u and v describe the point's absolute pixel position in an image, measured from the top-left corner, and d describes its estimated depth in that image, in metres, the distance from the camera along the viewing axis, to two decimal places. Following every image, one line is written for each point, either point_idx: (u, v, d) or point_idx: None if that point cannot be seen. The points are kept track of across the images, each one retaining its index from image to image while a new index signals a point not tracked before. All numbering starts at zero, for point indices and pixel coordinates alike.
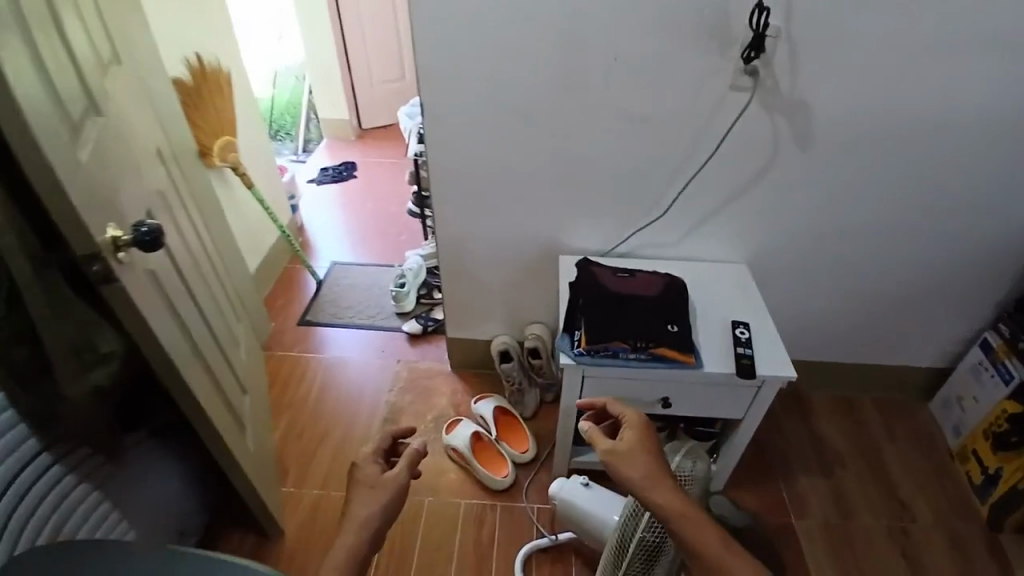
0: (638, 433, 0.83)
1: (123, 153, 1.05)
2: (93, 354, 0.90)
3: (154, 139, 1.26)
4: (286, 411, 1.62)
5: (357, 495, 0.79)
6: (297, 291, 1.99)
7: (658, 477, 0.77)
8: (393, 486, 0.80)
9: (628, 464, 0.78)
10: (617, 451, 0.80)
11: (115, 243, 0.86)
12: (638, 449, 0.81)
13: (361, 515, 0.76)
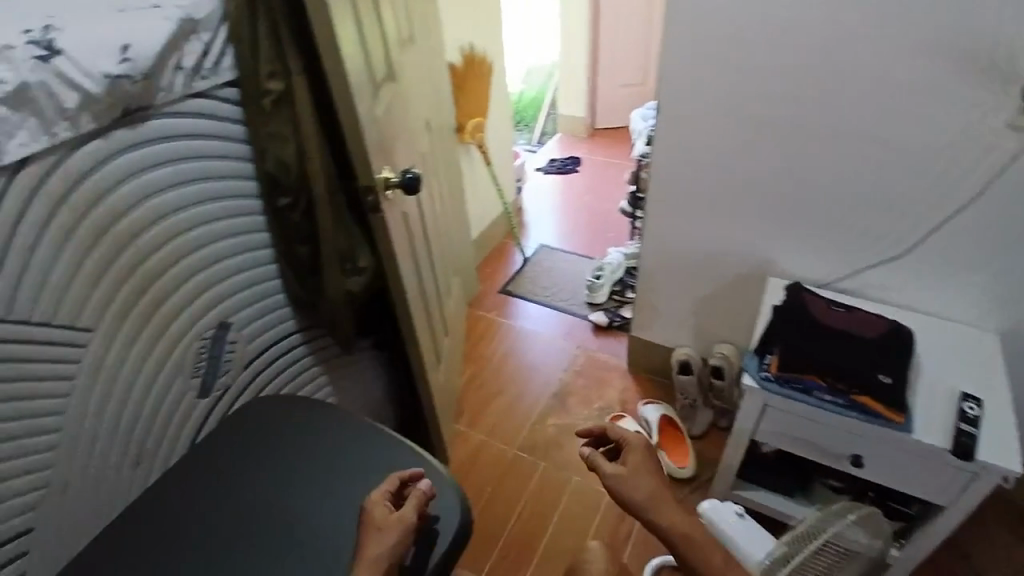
0: (641, 456, 0.94)
1: (404, 116, 1.28)
2: (352, 265, 1.11)
3: (425, 110, 1.50)
4: (473, 363, 1.81)
5: (368, 538, 0.80)
6: (504, 263, 2.19)
7: (659, 496, 0.90)
8: (404, 526, 0.81)
9: (636, 485, 0.90)
10: (624, 474, 0.92)
11: (386, 181, 1.07)
12: (640, 471, 0.92)
13: (372, 555, 0.77)
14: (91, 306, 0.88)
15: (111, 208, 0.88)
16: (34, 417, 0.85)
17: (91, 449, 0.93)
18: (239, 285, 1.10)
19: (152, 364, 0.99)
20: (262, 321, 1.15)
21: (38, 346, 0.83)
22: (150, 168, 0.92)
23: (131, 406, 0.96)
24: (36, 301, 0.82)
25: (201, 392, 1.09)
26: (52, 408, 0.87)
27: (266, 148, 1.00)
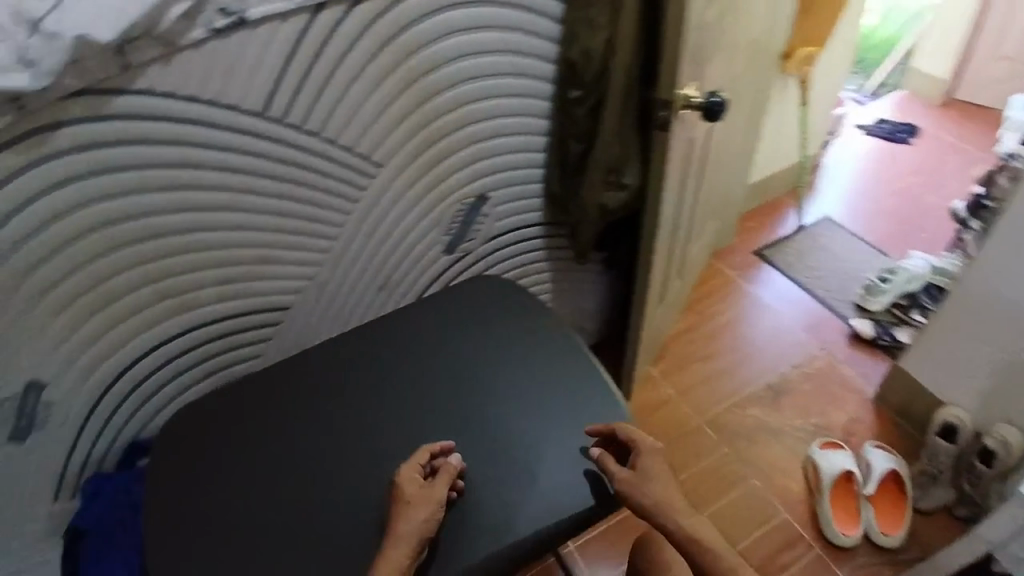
0: (651, 460, 0.86)
1: (732, 30, 1.12)
2: (616, 179, 1.06)
3: (757, 29, 1.29)
4: (694, 315, 1.67)
5: (397, 516, 0.79)
6: (772, 222, 1.89)
7: (675, 506, 0.83)
8: (430, 503, 0.80)
9: (654, 493, 0.83)
10: (636, 484, 0.83)
11: (685, 102, 0.95)
12: (658, 478, 0.85)
13: (403, 531, 0.77)
14: (387, 142, 1.00)
15: (424, 58, 0.96)
16: (323, 221, 1.01)
17: (351, 264, 1.09)
18: (507, 164, 1.14)
19: (417, 210, 1.10)
20: (517, 204, 1.19)
21: (341, 162, 0.97)
22: (463, 29, 0.97)
23: (391, 237, 1.10)
24: (348, 125, 0.95)
25: (448, 248, 1.19)
26: (337, 219, 1.03)
27: (577, 35, 0.99)
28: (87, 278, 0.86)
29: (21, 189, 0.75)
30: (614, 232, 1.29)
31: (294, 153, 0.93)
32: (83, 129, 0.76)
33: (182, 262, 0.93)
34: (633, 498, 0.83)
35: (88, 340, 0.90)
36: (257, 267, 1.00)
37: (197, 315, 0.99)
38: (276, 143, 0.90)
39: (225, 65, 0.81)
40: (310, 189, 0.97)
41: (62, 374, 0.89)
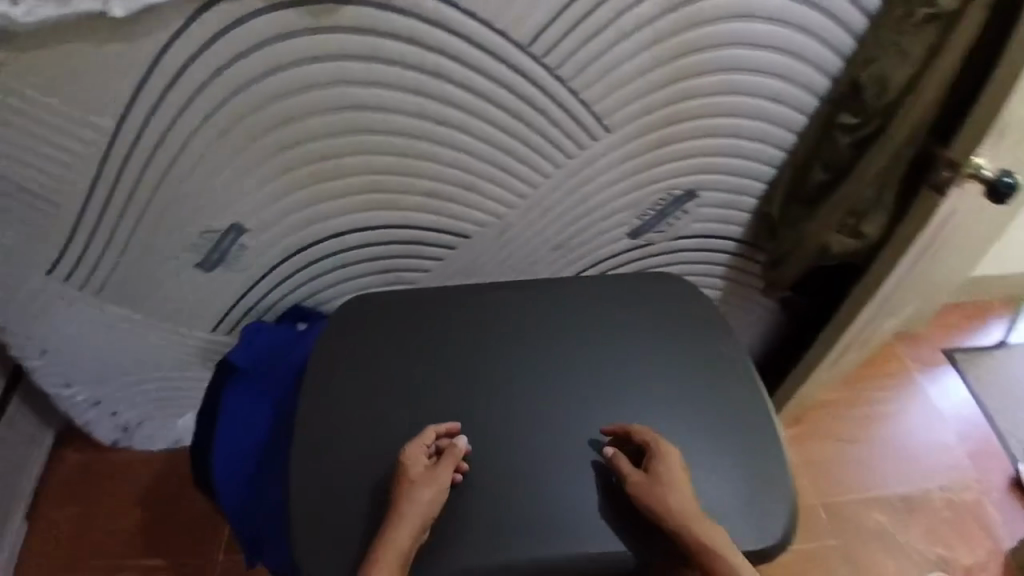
0: (667, 465, 0.82)
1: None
2: (853, 225, 1.01)
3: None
4: (848, 392, 1.52)
5: (403, 497, 0.80)
6: (978, 325, 1.65)
7: (692, 515, 0.78)
8: (432, 486, 0.81)
9: (668, 501, 0.79)
10: (649, 489, 0.80)
11: (975, 171, 0.88)
12: (674, 485, 0.80)
13: (405, 517, 0.78)
14: (622, 112, 0.98)
15: (697, 38, 0.93)
16: (529, 168, 1.03)
17: (540, 219, 1.10)
18: (728, 170, 1.08)
19: (622, 189, 1.07)
20: (721, 212, 1.13)
21: (569, 117, 0.98)
22: (751, 18, 0.93)
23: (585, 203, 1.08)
24: (595, 84, 0.95)
25: (631, 233, 1.14)
26: (544, 172, 1.04)
27: (877, 58, 0.94)
28: (308, 133, 0.96)
29: (297, 42, 0.87)
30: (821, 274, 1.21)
31: (530, 93, 0.95)
32: (366, 12, 0.85)
33: (396, 159, 1.00)
34: (648, 504, 0.79)
35: (294, 186, 1.02)
36: (459, 190, 1.05)
37: (388, 215, 1.08)
38: (516, 81, 0.94)
39: None
40: (530, 133, 1.00)
41: (258, 207, 1.03)
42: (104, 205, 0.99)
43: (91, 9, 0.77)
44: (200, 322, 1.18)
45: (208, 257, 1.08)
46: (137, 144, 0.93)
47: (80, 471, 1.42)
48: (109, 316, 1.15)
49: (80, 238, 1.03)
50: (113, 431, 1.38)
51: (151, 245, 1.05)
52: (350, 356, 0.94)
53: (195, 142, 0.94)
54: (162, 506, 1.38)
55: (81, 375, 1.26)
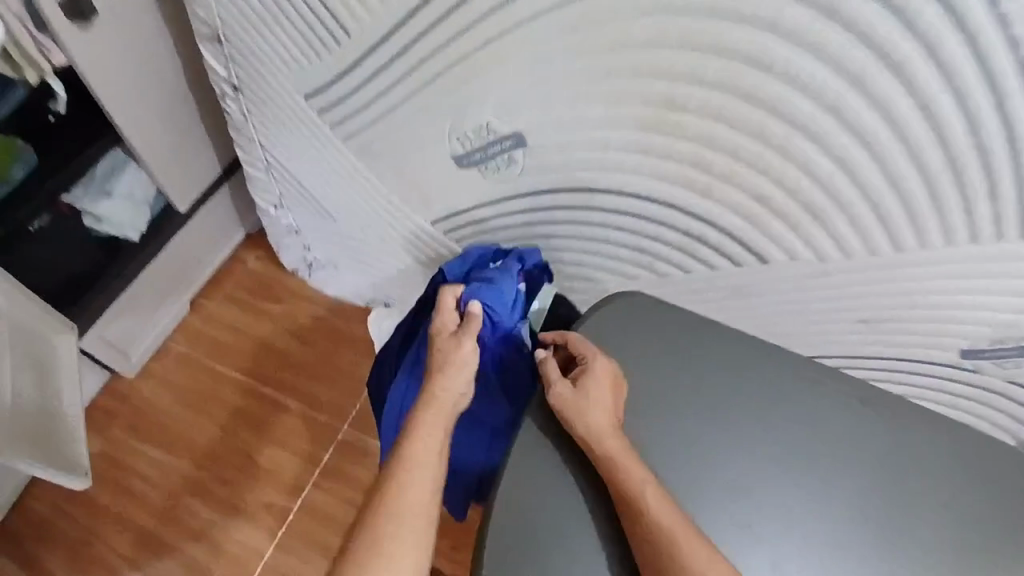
0: (596, 378, 0.71)
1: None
2: None
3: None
4: None
5: (439, 376, 0.78)
6: None
7: (612, 431, 0.68)
8: (462, 357, 0.79)
9: (590, 416, 0.68)
10: (568, 399, 0.70)
11: None
12: (597, 403, 0.69)
13: (437, 389, 0.77)
14: None
15: None
16: (911, 231, 0.72)
17: (878, 285, 0.79)
18: None
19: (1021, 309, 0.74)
20: None
21: None
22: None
23: (946, 306, 0.77)
24: None
25: (963, 351, 0.82)
26: (932, 241, 0.72)
27: None
28: (665, 68, 0.71)
29: None
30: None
31: (996, 147, 0.62)
32: None
33: (745, 141, 0.73)
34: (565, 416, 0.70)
35: (608, 122, 0.79)
36: (798, 210, 0.76)
37: (688, 198, 0.82)
38: (1000, 117, 0.60)
39: None
40: (953, 190, 0.66)
41: (552, 130, 0.84)
42: (396, 56, 0.85)
43: None
44: (425, 210, 1.07)
45: (469, 154, 0.93)
46: (461, 5, 0.75)
47: (254, 279, 1.43)
48: (345, 165, 1.06)
49: (358, 79, 0.91)
50: (298, 258, 1.37)
51: (421, 118, 0.91)
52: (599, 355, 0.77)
53: (526, 29, 0.74)
54: (317, 349, 1.37)
55: (294, 202, 1.22)
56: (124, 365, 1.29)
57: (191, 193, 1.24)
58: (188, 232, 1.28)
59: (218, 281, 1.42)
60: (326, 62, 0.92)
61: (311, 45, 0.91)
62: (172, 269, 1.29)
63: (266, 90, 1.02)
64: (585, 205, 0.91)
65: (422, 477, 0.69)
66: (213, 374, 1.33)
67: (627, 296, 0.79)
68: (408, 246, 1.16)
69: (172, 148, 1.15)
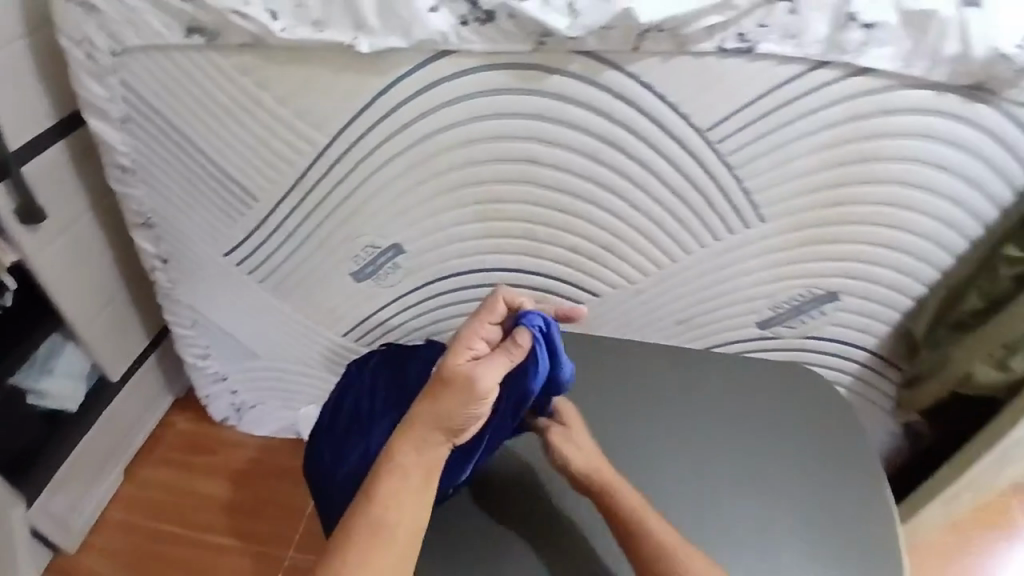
0: (582, 436, 0.94)
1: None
2: (1003, 357, 0.96)
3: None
4: (962, 535, 1.39)
5: (441, 399, 0.81)
6: None
7: (606, 470, 0.90)
8: (472, 390, 0.80)
9: (586, 463, 0.90)
10: (569, 453, 0.91)
11: None
12: (589, 451, 0.92)
13: (435, 418, 0.82)
14: (782, 206, 1.01)
15: (878, 151, 0.95)
16: (676, 242, 1.08)
17: (671, 287, 1.13)
18: (875, 276, 1.06)
19: (766, 277, 1.09)
20: (862, 319, 1.11)
21: (724, 198, 1.02)
22: (946, 141, 0.94)
23: (718, 288, 1.11)
24: (764, 175, 0.99)
25: (759, 322, 1.15)
26: (691, 243, 1.08)
27: None
28: (483, 176, 1.07)
29: (501, 97, 0.98)
30: (964, 404, 1.13)
31: (695, 173, 1.01)
32: (571, 81, 0.96)
33: (554, 209, 1.08)
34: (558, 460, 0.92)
35: (458, 221, 1.12)
36: (602, 249, 1.12)
37: (530, 259, 1.15)
38: (690, 154, 0.99)
39: (698, 88, 0.93)
40: (685, 206, 1.04)
41: (422, 235, 1.14)
42: (296, 203, 1.14)
43: (341, 40, 0.95)
44: (336, 326, 1.29)
45: (363, 268, 1.20)
46: (339, 158, 1.07)
47: (187, 438, 1.53)
48: (263, 304, 1.29)
49: (267, 228, 1.18)
50: (226, 408, 1.51)
51: (319, 247, 1.18)
52: None
53: (386, 165, 1.07)
54: (251, 486, 1.46)
55: (222, 351, 1.41)
56: (66, 539, 1.33)
57: (124, 364, 1.39)
58: (119, 402, 1.40)
59: (150, 449, 1.51)
60: (242, 224, 1.19)
61: (229, 214, 1.18)
62: (109, 441, 1.39)
63: (192, 258, 1.26)
64: (458, 285, 1.20)
65: (401, 511, 0.81)
66: (153, 535, 1.38)
67: None
68: (326, 363, 1.36)
69: (106, 324, 1.33)
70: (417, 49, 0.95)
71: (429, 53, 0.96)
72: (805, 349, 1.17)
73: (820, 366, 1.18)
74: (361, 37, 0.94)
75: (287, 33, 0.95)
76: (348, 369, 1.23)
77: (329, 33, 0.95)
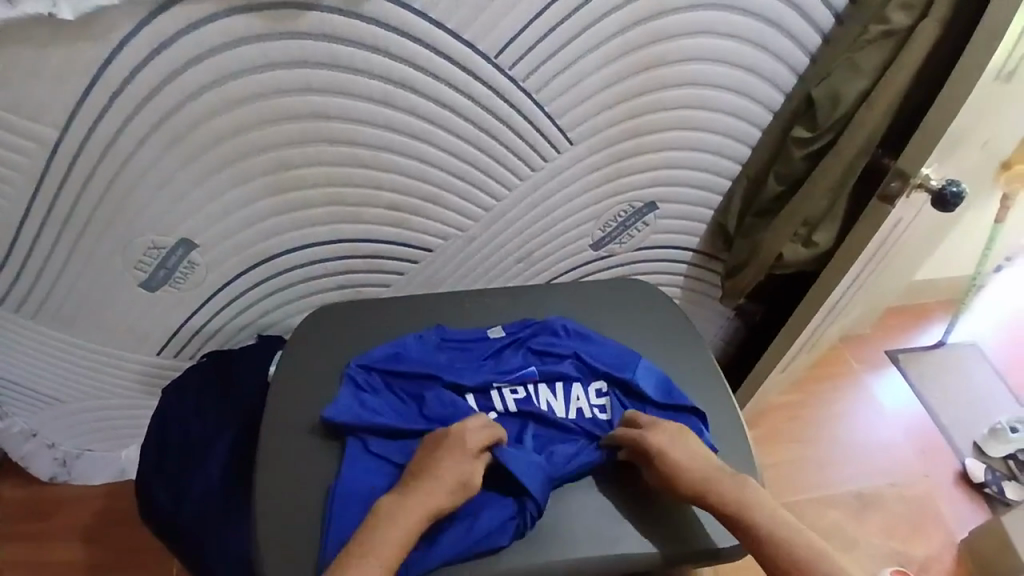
0: (672, 439, 0.82)
1: (1000, 110, 0.98)
2: (807, 235, 1.03)
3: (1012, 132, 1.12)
4: (806, 392, 1.52)
5: (433, 466, 0.78)
6: (913, 327, 1.66)
7: (708, 476, 0.79)
8: (466, 489, 0.77)
9: (697, 470, 0.80)
10: (668, 472, 0.80)
11: (923, 181, 0.92)
12: (688, 459, 0.81)
13: (436, 495, 0.76)
14: (587, 124, 0.99)
15: (661, 53, 0.94)
16: (495, 180, 1.02)
17: (502, 227, 1.08)
18: (686, 177, 1.09)
19: (590, 197, 1.08)
20: (683, 222, 1.15)
21: (530, 125, 0.97)
22: (723, 35, 0.95)
23: (547, 219, 1.09)
24: (562, 95, 0.95)
25: (594, 245, 1.15)
26: (510, 179, 1.03)
27: (831, 74, 0.96)
28: (262, 145, 0.93)
29: (252, 49, 0.84)
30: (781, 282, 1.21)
31: (495, 103, 0.94)
32: (331, 19, 0.83)
33: (355, 168, 0.97)
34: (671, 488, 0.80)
35: (249, 200, 0.98)
36: (422, 202, 1.03)
37: (346, 227, 1.04)
38: (484, 84, 0.92)
39: (475, 11, 0.85)
40: (494, 140, 0.98)
41: (211, 224, 0.99)
42: (45, 217, 0.94)
43: (37, 12, 0.74)
44: (146, 344, 1.13)
45: (152, 275, 1.03)
46: (80, 156, 0.88)
47: (13, 507, 1.30)
48: (47, 342, 1.09)
49: (19, 254, 0.97)
50: (48, 463, 1.29)
51: (93, 261, 0.99)
52: (309, 367, 0.92)
53: (142, 151, 0.90)
54: (109, 541, 1.29)
55: (16, 406, 1.18)
56: None
57: None
58: None
59: None
60: None
61: None
62: None
63: None
64: (273, 273, 1.08)
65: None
66: None
67: (313, 312, 0.97)
68: (150, 386, 1.20)
69: None
70: (132, 5, 0.77)
71: (149, 10, 0.78)
72: (639, 263, 1.20)
73: (654, 276, 1.22)
74: (62, 2, 0.74)
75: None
76: (166, 391, 1.10)
77: (25, 9, 0.73)
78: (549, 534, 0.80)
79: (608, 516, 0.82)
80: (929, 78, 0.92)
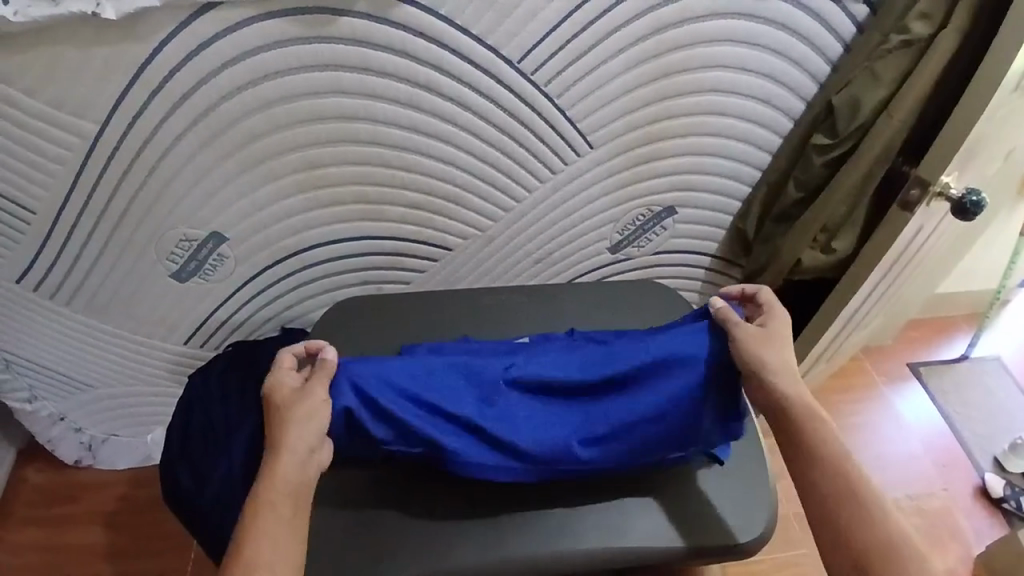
0: (777, 323, 0.81)
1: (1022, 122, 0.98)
2: (826, 241, 1.03)
3: None
4: (824, 402, 1.51)
5: (275, 415, 0.74)
6: (935, 341, 1.64)
7: (788, 373, 0.77)
8: (312, 404, 0.75)
9: (779, 358, 0.78)
10: (756, 334, 0.80)
11: (942, 190, 0.92)
12: (783, 343, 0.80)
13: (292, 431, 0.72)
14: (607, 127, 1.00)
15: (682, 60, 0.96)
16: (515, 181, 1.04)
17: (521, 228, 1.10)
18: (705, 182, 1.10)
19: (609, 200, 1.09)
20: (701, 227, 1.16)
21: (550, 128, 0.99)
22: (744, 42, 0.96)
23: (566, 220, 1.10)
24: (583, 99, 0.97)
25: (612, 248, 1.16)
26: (530, 181, 1.05)
27: (851, 82, 0.96)
28: (290, 143, 0.96)
29: (285, 51, 0.87)
30: (799, 288, 1.21)
31: (516, 105, 0.96)
32: (362, 23, 0.86)
33: (379, 166, 1.00)
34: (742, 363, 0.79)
35: (277, 196, 1.01)
36: (444, 202, 1.05)
37: (370, 225, 1.07)
38: (506, 87, 0.94)
39: (500, 16, 0.88)
40: (514, 142, 1.00)
41: (240, 218, 1.03)
42: (83, 208, 0.98)
43: (82, 11, 0.78)
44: (173, 333, 1.16)
45: (183, 267, 1.07)
46: (119, 150, 0.92)
47: (40, 489, 1.35)
48: (81, 330, 1.13)
49: (58, 243, 1.01)
50: (76, 448, 1.33)
51: (127, 252, 1.03)
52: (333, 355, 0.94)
53: (177, 147, 0.93)
54: (131, 526, 1.32)
55: (48, 390, 1.22)
56: None
57: None
58: None
59: (4, 512, 1.32)
60: (24, 243, 1.01)
61: (4, 234, 1.00)
62: None
63: None
64: (298, 267, 1.11)
65: (275, 530, 0.65)
66: None
67: (338, 304, 1.00)
68: (177, 375, 1.23)
69: None
70: (174, 7, 0.81)
71: (190, 13, 0.82)
72: (658, 268, 1.21)
73: (672, 280, 1.23)
74: (105, 2, 0.78)
75: (23, 15, 0.77)
76: (192, 379, 1.13)
77: (69, 7, 0.77)
78: (560, 527, 0.81)
79: (618, 512, 0.82)
80: (950, 87, 0.92)
